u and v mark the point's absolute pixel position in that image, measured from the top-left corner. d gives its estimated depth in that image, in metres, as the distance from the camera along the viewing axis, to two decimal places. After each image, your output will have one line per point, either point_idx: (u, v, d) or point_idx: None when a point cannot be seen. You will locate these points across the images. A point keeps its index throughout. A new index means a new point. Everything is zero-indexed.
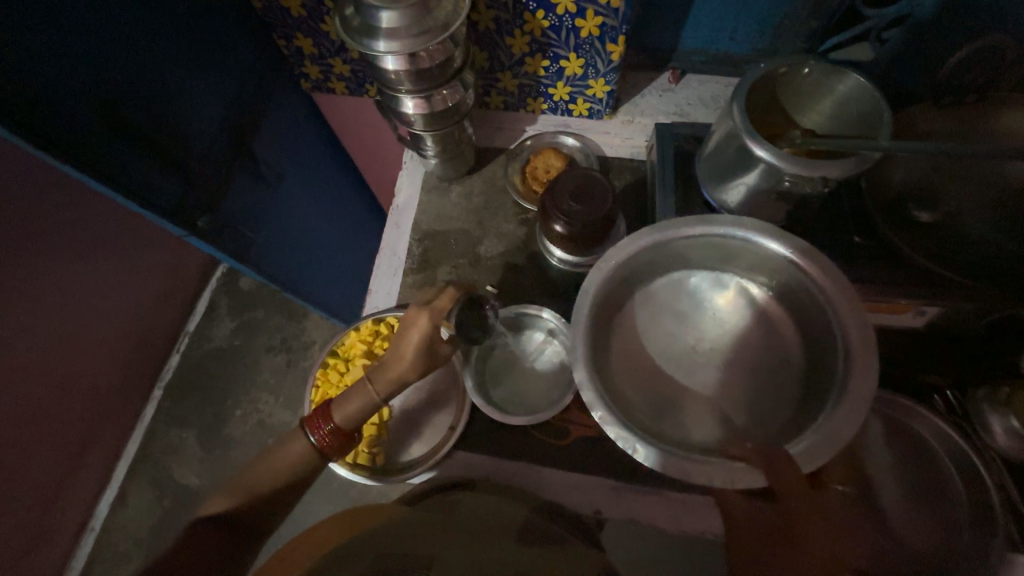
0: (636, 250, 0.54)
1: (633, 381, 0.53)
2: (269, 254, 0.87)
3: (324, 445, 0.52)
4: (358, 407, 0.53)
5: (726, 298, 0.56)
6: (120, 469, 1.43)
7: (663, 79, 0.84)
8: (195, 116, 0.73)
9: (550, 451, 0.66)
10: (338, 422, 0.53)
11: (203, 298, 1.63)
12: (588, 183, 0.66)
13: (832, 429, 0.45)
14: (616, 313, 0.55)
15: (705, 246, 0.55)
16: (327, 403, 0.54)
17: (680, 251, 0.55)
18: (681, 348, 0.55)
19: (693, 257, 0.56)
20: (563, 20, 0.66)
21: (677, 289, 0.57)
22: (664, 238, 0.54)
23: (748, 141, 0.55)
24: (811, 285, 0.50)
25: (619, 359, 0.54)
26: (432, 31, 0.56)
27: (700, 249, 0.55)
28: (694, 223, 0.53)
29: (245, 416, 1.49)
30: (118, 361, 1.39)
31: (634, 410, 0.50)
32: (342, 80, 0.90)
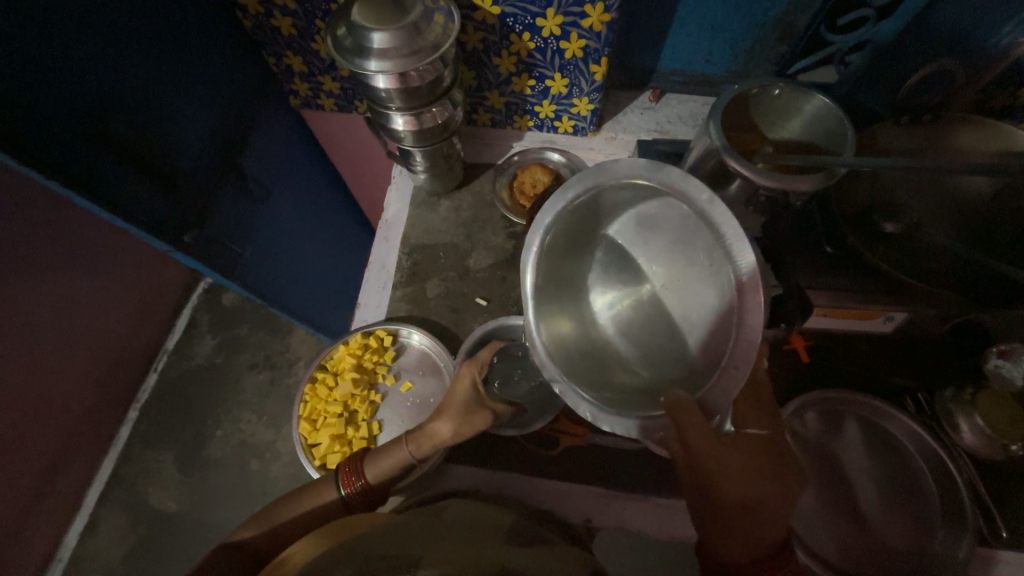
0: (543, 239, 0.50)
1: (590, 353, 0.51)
2: (256, 269, 0.87)
3: (353, 499, 0.53)
4: (390, 463, 0.56)
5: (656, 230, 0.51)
6: (91, 495, 1.37)
7: (644, 97, 0.88)
8: (181, 132, 0.73)
9: (539, 460, 0.67)
10: (369, 479, 0.55)
11: (183, 316, 1.60)
12: None
13: (738, 364, 0.41)
14: (563, 279, 0.53)
15: (613, 193, 0.49)
16: (361, 457, 0.56)
17: (594, 204, 0.51)
18: (628, 296, 0.53)
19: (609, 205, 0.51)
20: (548, 42, 0.68)
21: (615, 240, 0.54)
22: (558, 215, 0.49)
23: (724, 157, 0.58)
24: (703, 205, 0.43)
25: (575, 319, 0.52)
26: (423, 52, 0.58)
27: (597, 205, 0.50)
28: (590, 177, 0.48)
29: (226, 437, 1.45)
30: (92, 382, 1.34)
31: (602, 377, 0.49)
32: (331, 97, 0.91)
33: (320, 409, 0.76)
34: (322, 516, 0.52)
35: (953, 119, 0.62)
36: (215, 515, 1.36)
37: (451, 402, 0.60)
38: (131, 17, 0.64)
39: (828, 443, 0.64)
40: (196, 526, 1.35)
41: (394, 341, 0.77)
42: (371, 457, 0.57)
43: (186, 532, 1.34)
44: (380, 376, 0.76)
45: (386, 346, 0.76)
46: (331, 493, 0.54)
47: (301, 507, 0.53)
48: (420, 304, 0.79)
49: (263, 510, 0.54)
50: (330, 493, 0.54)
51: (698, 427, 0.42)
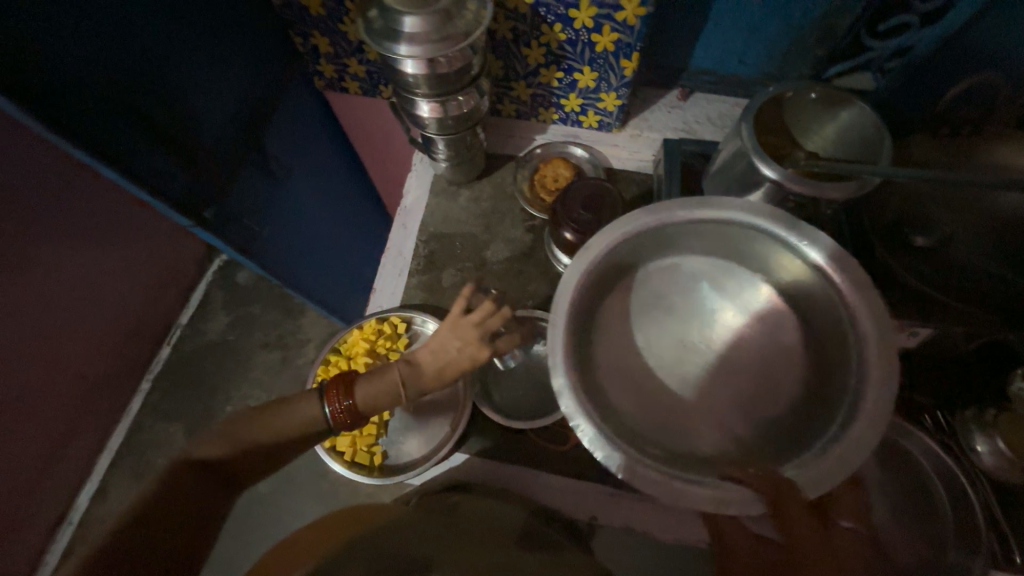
0: (614, 245, 0.50)
1: (624, 389, 0.49)
2: (275, 250, 0.88)
3: (336, 418, 0.54)
4: (380, 394, 0.57)
5: (732, 295, 0.52)
6: (102, 462, 1.41)
7: (672, 96, 0.86)
8: (204, 108, 0.72)
9: (547, 456, 0.67)
10: (355, 402, 0.56)
11: (198, 291, 1.61)
12: (596, 194, 0.68)
13: (838, 452, 0.43)
14: (612, 299, 0.52)
15: (707, 232, 0.52)
16: (349, 380, 0.56)
17: (683, 235, 0.52)
18: (663, 357, 0.51)
19: (695, 246, 0.53)
20: (579, 34, 0.67)
21: (680, 286, 0.53)
22: (639, 230, 0.51)
23: (755, 160, 0.56)
24: (820, 278, 0.48)
25: (604, 349, 0.50)
26: (453, 38, 0.57)
27: (689, 235, 0.52)
28: (697, 206, 0.51)
29: (234, 412, 1.48)
30: (107, 351, 1.37)
31: (621, 425, 0.46)
32: (356, 80, 0.88)
33: None
34: (296, 429, 0.52)
35: (995, 133, 0.60)
36: None
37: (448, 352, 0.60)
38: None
39: None
40: None
41: (407, 328, 0.76)
42: (360, 380, 0.58)
43: None
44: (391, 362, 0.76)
45: (398, 333, 0.76)
46: (311, 407, 0.53)
47: (271, 427, 0.51)
48: (435, 293, 0.79)
49: (219, 426, 0.51)
50: (309, 406, 0.54)
51: (800, 517, 0.41)
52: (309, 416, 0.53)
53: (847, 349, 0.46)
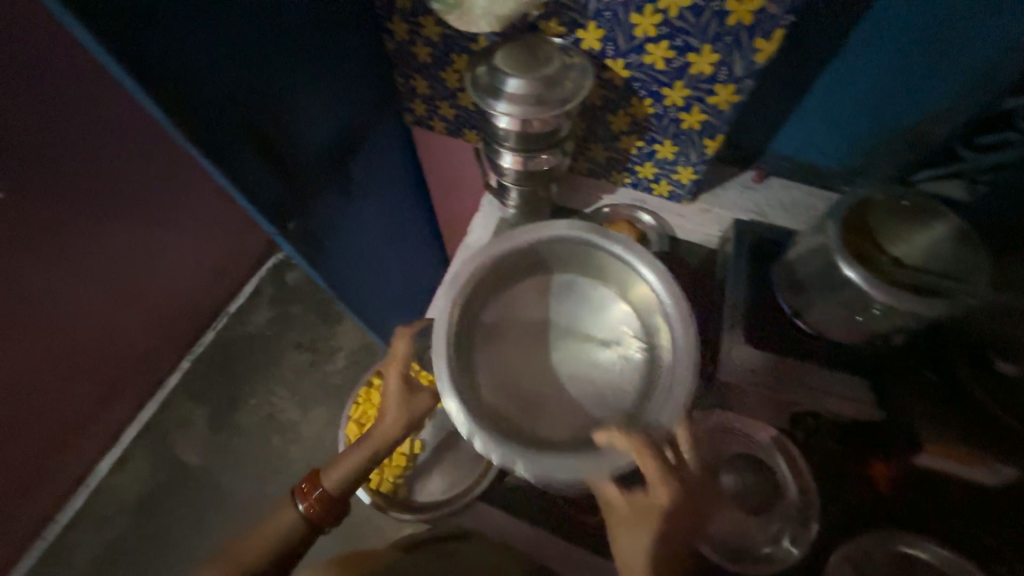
0: (476, 271, 0.56)
1: (546, 390, 0.54)
2: (336, 265, 0.93)
3: (315, 510, 0.55)
4: (347, 470, 0.56)
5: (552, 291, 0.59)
6: (129, 431, 1.47)
7: (746, 176, 0.86)
8: (310, 131, 0.78)
9: (573, 527, 0.62)
10: (328, 488, 0.55)
11: (250, 283, 1.69)
12: None
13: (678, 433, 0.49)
14: (490, 321, 0.57)
15: (543, 248, 0.58)
16: (317, 470, 0.57)
17: (540, 254, 0.58)
18: (558, 363, 0.55)
19: (546, 264, 0.59)
20: (667, 111, 0.69)
21: (563, 299, 0.58)
22: (521, 248, 0.57)
23: (839, 260, 0.55)
24: (636, 270, 0.54)
25: (490, 361, 0.55)
26: (551, 103, 0.60)
27: (526, 253, 0.58)
28: (533, 228, 0.57)
29: (257, 407, 1.52)
30: (159, 328, 1.46)
31: (512, 429, 0.50)
32: (443, 121, 0.94)
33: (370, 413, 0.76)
34: (285, 534, 0.54)
35: None
36: (230, 480, 1.42)
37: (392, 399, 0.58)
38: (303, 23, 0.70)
39: None
40: (210, 485, 1.42)
41: None
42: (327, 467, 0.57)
43: (201, 488, 1.41)
44: None
45: None
46: (290, 510, 0.55)
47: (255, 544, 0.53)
48: None
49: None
50: (290, 511, 0.55)
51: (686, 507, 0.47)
52: (290, 523, 0.54)
53: (655, 323, 0.53)
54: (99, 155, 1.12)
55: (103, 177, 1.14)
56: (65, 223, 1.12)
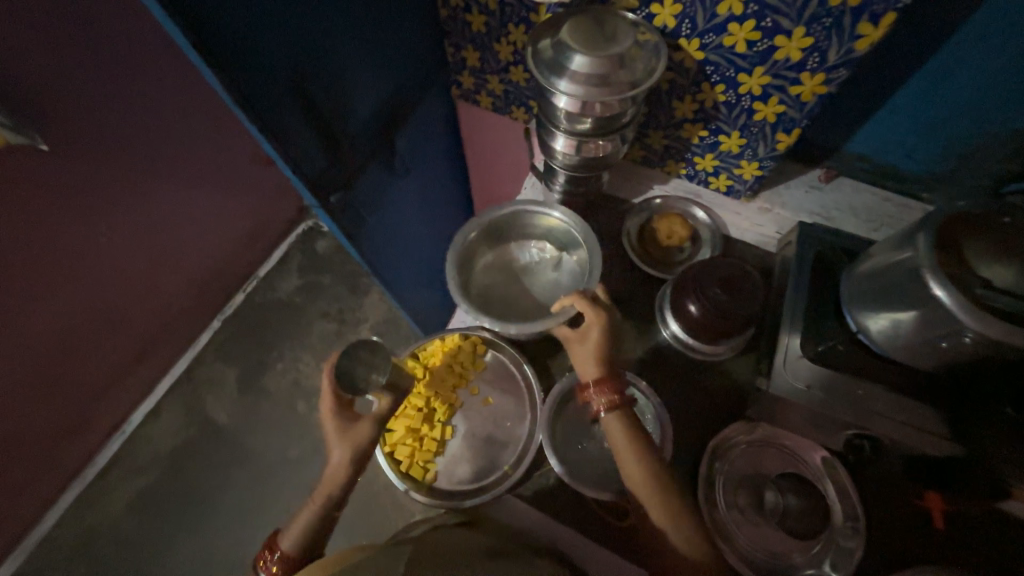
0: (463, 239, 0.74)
1: (514, 311, 0.76)
2: (374, 240, 0.91)
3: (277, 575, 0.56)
4: (300, 528, 0.58)
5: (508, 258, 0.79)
6: (162, 384, 1.53)
7: (813, 175, 0.79)
8: (357, 102, 0.75)
9: (605, 531, 0.62)
10: (284, 550, 0.57)
11: (280, 249, 1.71)
12: (736, 275, 0.61)
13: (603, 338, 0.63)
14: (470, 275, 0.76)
15: (499, 226, 0.78)
16: (275, 532, 0.59)
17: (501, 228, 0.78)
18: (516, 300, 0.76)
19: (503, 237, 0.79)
20: (741, 99, 0.63)
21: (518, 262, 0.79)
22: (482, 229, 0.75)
23: (926, 275, 0.49)
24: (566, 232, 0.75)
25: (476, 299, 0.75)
26: (618, 85, 0.56)
27: (492, 228, 0.77)
28: (499, 211, 0.76)
29: (284, 371, 1.55)
30: (194, 287, 1.49)
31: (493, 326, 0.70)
32: (491, 96, 0.90)
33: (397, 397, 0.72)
34: None
35: None
36: (256, 439, 1.47)
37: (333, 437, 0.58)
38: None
39: None
40: (237, 442, 1.47)
41: (487, 350, 0.75)
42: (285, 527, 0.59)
43: (228, 444, 1.47)
44: (464, 381, 0.73)
45: (477, 355, 0.75)
46: None
47: None
48: None
49: None
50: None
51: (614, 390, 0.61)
52: None
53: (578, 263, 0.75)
54: (145, 114, 1.12)
55: (147, 135, 1.15)
56: (111, 181, 1.13)
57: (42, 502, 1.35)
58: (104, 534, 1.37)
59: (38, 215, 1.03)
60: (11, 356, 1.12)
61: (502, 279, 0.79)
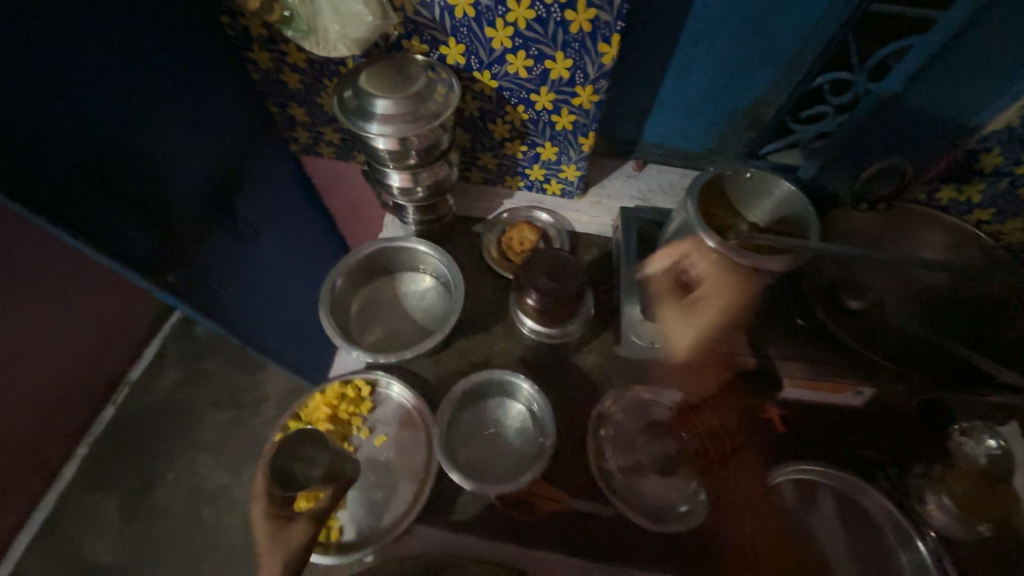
0: (331, 293, 0.74)
1: (401, 335, 0.78)
2: (238, 310, 0.87)
3: None
4: None
5: (380, 292, 0.81)
6: (21, 538, 1.26)
7: (628, 166, 0.94)
8: (183, 175, 0.72)
9: (525, 530, 0.64)
10: None
11: (151, 345, 1.53)
12: (559, 263, 0.68)
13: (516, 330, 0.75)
14: (349, 322, 0.77)
15: (362, 268, 0.79)
16: None
17: (364, 267, 0.79)
18: (401, 324, 0.79)
19: (370, 275, 0.80)
20: (541, 115, 0.73)
21: (392, 291, 0.81)
22: (345, 275, 0.76)
23: (700, 233, 0.61)
24: (424, 254, 0.79)
25: (368, 336, 0.77)
26: (424, 118, 0.62)
27: (357, 272, 0.78)
28: (356, 254, 0.77)
29: (178, 479, 1.36)
30: (42, 413, 1.26)
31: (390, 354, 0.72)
32: (330, 146, 0.91)
33: None
34: None
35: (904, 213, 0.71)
36: (157, 566, 1.26)
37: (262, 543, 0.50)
38: (164, 64, 0.66)
39: (799, 507, 0.65)
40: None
41: (373, 390, 0.74)
42: None
43: None
44: (354, 428, 0.72)
45: (364, 396, 0.73)
46: None
47: None
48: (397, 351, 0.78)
49: None
50: None
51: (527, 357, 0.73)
52: None
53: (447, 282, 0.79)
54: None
55: None
56: None
57: None
58: None
59: None
60: None
61: (381, 313, 0.79)
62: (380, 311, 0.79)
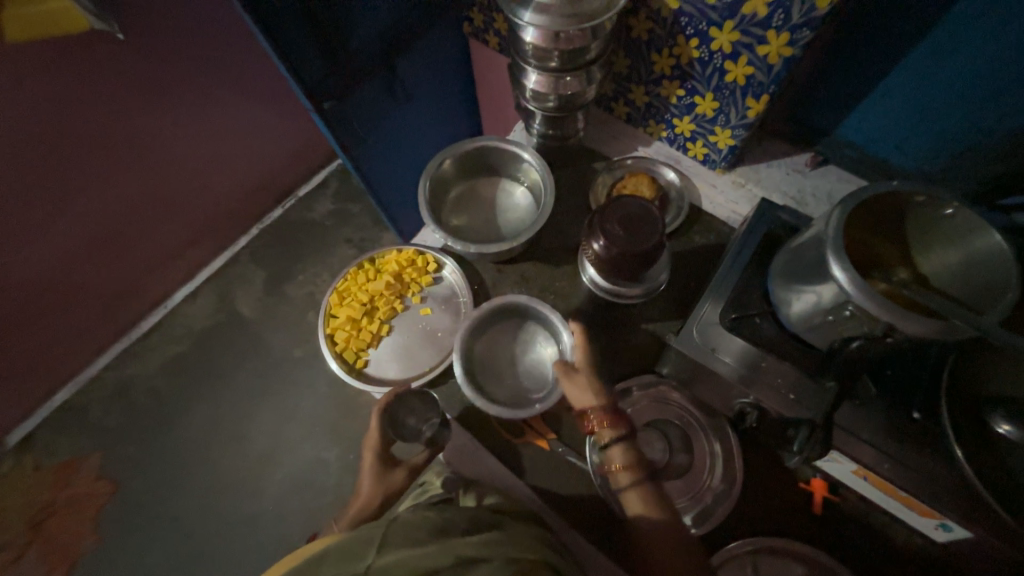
0: (436, 168, 0.78)
1: (481, 233, 0.82)
2: (372, 155, 0.98)
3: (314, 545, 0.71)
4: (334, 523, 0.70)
5: (478, 189, 0.84)
6: (201, 274, 1.65)
7: (801, 158, 0.77)
8: (365, 19, 0.80)
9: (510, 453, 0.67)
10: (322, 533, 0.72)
11: (320, 173, 1.76)
12: (639, 216, 0.61)
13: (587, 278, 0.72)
14: (442, 202, 0.82)
15: (472, 159, 0.81)
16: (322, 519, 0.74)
17: (474, 157, 0.81)
18: (484, 223, 0.82)
19: (477, 168, 0.83)
20: (713, 57, 0.63)
21: (490, 192, 0.84)
22: (455, 158, 0.79)
23: (829, 255, 0.48)
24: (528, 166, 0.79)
25: (454, 221, 0.82)
26: (580, 17, 0.58)
27: (467, 160, 0.81)
28: (472, 141, 0.78)
29: (303, 282, 1.64)
30: (241, 192, 1.56)
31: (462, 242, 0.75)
32: (497, 36, 0.91)
33: (352, 290, 0.83)
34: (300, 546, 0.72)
35: None
36: (271, 339, 1.57)
37: (369, 469, 0.70)
38: None
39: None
40: (256, 338, 1.58)
41: (436, 269, 0.81)
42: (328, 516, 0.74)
43: (247, 338, 1.58)
44: (409, 291, 0.82)
45: (427, 270, 0.81)
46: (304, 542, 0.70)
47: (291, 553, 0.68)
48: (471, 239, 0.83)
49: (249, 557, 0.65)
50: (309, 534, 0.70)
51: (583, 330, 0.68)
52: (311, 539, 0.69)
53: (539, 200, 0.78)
54: (220, 19, 1.16)
55: (218, 45, 1.19)
56: (184, 77, 1.19)
57: (89, 349, 1.52)
58: (137, 387, 1.53)
59: (120, 102, 1.12)
60: (82, 223, 1.25)
61: (472, 208, 0.83)
62: (471, 206, 0.83)
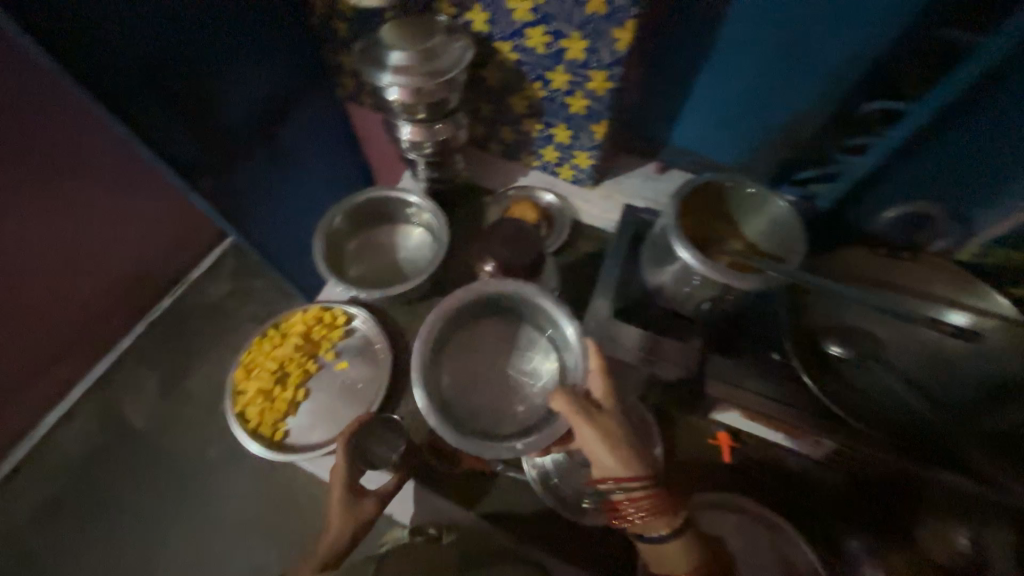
0: (327, 226, 0.79)
1: (387, 278, 0.84)
2: (263, 224, 0.96)
3: None
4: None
5: (376, 237, 0.87)
6: (76, 390, 1.43)
7: (649, 166, 0.91)
8: (233, 97, 0.81)
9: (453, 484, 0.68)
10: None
11: (212, 253, 1.62)
12: (521, 236, 0.69)
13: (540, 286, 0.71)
14: (341, 257, 0.83)
15: (363, 210, 0.84)
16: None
17: (364, 209, 0.84)
18: (388, 268, 0.84)
19: (370, 218, 0.86)
20: (555, 95, 0.74)
21: (388, 238, 0.87)
22: (345, 213, 0.81)
23: (674, 241, 0.58)
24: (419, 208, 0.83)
25: (356, 273, 0.83)
26: (435, 72, 0.66)
27: (358, 213, 0.83)
28: (359, 194, 0.81)
29: (207, 373, 1.49)
30: (117, 289, 1.41)
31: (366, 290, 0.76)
32: (371, 97, 0.97)
33: (260, 361, 0.80)
34: None
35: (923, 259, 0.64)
36: (176, 444, 1.39)
37: (339, 498, 0.61)
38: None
39: None
40: (156, 448, 1.38)
41: (344, 321, 0.80)
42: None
43: (145, 449, 1.38)
44: (322, 348, 0.80)
45: (337, 324, 0.80)
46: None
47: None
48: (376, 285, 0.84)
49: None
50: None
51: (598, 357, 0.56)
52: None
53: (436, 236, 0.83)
54: (65, 112, 1.09)
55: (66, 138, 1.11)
56: (26, 175, 1.08)
57: None
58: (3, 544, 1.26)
59: None
60: None
61: (373, 256, 0.85)
62: (372, 255, 0.86)
